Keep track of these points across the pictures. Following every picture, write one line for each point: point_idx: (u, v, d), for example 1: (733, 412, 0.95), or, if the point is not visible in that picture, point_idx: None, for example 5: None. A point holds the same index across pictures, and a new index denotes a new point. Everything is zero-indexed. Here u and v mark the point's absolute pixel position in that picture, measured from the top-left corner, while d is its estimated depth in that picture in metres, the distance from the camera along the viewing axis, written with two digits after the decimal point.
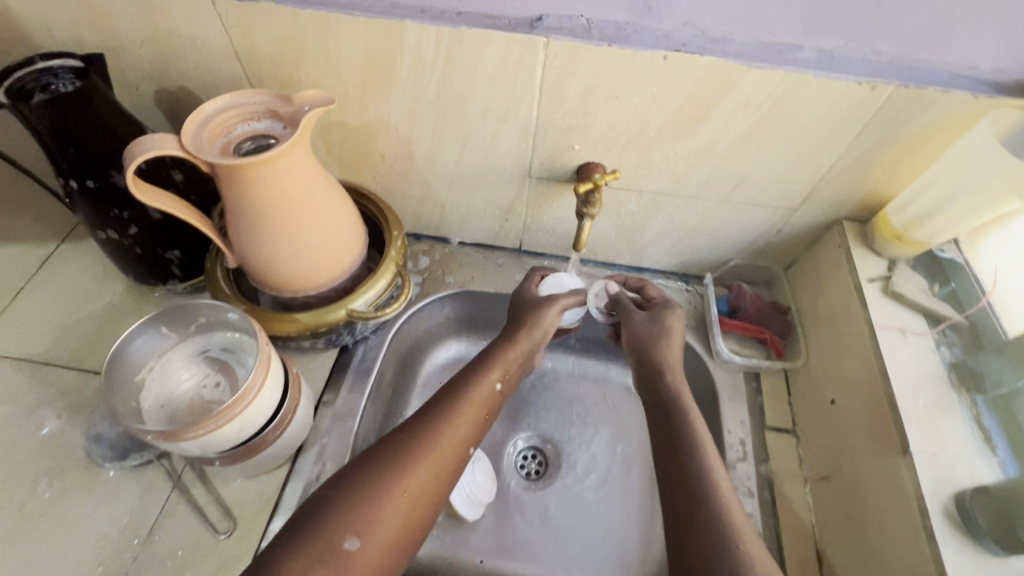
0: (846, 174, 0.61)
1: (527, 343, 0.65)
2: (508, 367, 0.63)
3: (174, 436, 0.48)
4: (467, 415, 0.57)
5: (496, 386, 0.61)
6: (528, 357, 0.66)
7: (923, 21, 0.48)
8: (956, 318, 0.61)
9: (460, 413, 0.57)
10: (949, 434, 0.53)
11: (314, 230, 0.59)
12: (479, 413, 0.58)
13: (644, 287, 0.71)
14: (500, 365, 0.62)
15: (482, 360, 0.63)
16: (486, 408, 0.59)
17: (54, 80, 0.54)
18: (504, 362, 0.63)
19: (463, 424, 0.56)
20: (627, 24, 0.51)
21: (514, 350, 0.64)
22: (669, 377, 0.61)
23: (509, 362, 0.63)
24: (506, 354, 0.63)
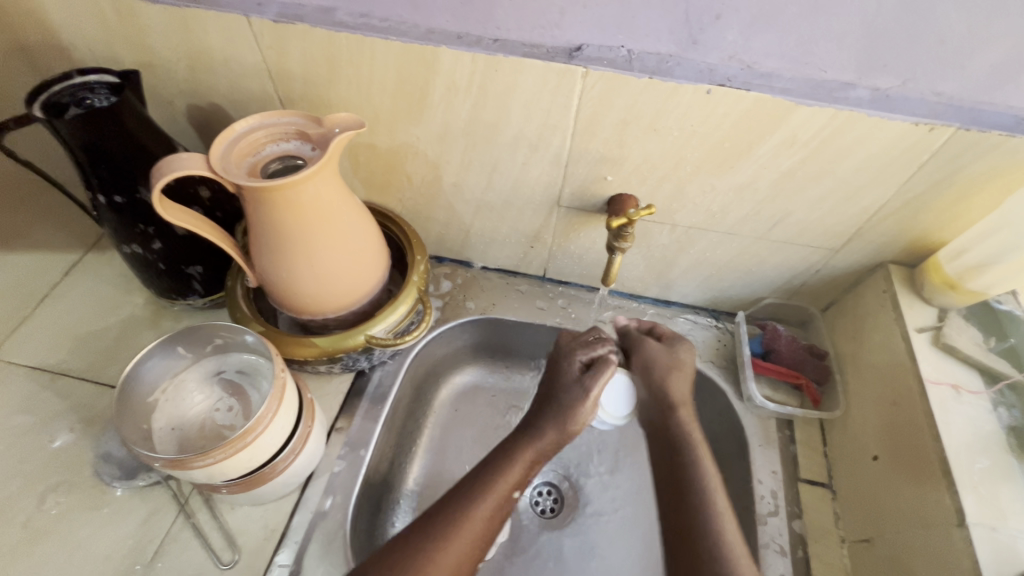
0: (895, 216, 0.58)
1: (551, 444, 0.58)
2: (521, 473, 0.56)
3: (183, 465, 0.46)
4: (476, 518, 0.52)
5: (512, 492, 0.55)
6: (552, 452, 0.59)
7: (988, 64, 0.45)
8: (1015, 377, 0.57)
9: (467, 517, 0.52)
10: (1010, 507, 0.49)
11: (347, 260, 0.59)
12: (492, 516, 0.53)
13: (655, 322, 0.68)
14: (514, 473, 0.56)
15: (501, 462, 0.57)
16: (499, 513, 0.54)
17: (90, 95, 0.55)
18: (513, 472, 0.56)
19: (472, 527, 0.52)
20: (670, 56, 0.49)
21: (532, 450, 0.58)
22: (681, 417, 0.57)
23: (524, 465, 0.57)
24: (525, 455, 0.57)
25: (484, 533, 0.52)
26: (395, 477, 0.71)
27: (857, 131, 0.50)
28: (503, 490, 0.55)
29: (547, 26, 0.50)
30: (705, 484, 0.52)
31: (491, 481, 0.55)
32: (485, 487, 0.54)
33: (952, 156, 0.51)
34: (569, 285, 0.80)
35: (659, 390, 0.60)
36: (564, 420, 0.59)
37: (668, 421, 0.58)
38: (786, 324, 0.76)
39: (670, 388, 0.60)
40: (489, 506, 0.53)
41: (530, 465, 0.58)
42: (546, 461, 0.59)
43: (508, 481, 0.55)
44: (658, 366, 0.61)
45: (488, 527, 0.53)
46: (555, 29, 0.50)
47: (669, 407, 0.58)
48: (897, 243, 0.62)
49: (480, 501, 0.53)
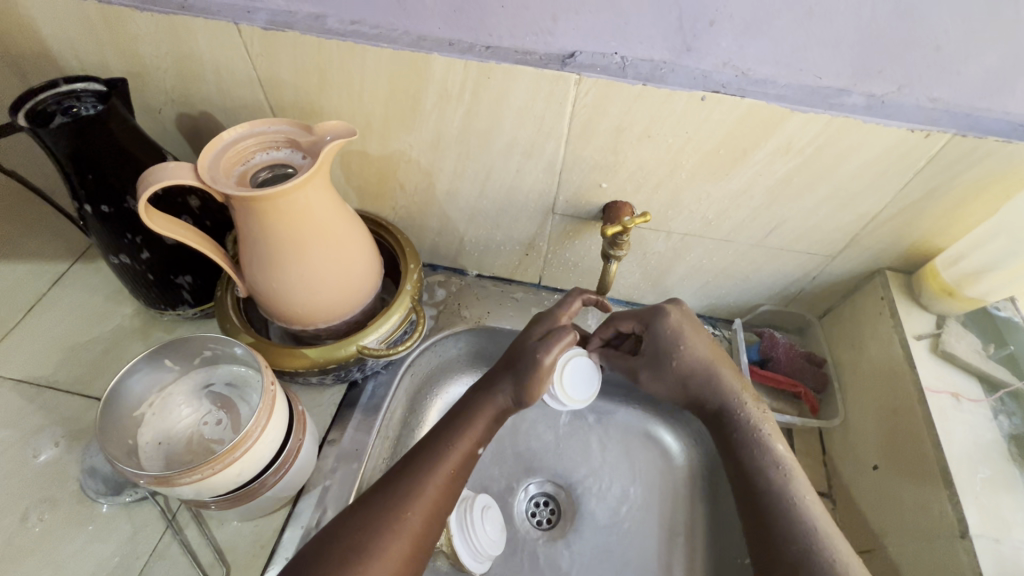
0: (891, 223, 0.58)
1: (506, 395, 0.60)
2: (477, 436, 0.58)
3: (169, 482, 0.45)
4: (441, 475, 0.54)
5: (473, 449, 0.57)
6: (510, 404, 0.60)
7: (983, 70, 0.45)
8: (1014, 385, 0.57)
9: (427, 477, 0.53)
10: (1013, 517, 0.48)
11: (338, 267, 0.57)
12: (453, 475, 0.55)
13: (614, 325, 0.66)
14: (468, 436, 0.57)
15: (461, 419, 0.58)
16: (458, 473, 0.55)
17: (76, 103, 0.54)
18: (471, 433, 0.57)
19: (436, 482, 0.53)
20: (664, 63, 0.49)
21: (489, 409, 0.59)
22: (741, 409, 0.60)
23: (482, 425, 0.58)
24: (484, 414, 0.59)
25: (447, 490, 0.54)
26: None
27: (852, 138, 0.50)
28: (461, 449, 0.56)
29: (540, 33, 0.49)
30: (782, 489, 0.55)
31: (452, 441, 0.56)
32: (443, 449, 0.56)
33: (948, 162, 0.51)
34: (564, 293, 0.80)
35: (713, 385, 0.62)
36: (522, 387, 0.59)
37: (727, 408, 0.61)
38: (783, 331, 0.76)
39: (722, 382, 0.61)
40: (452, 462, 0.55)
41: (487, 428, 0.59)
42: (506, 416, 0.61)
43: (468, 440, 0.57)
44: (687, 369, 0.62)
45: (450, 482, 0.54)
46: (548, 36, 0.49)
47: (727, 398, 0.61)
48: (894, 250, 0.61)
49: (440, 463, 0.55)
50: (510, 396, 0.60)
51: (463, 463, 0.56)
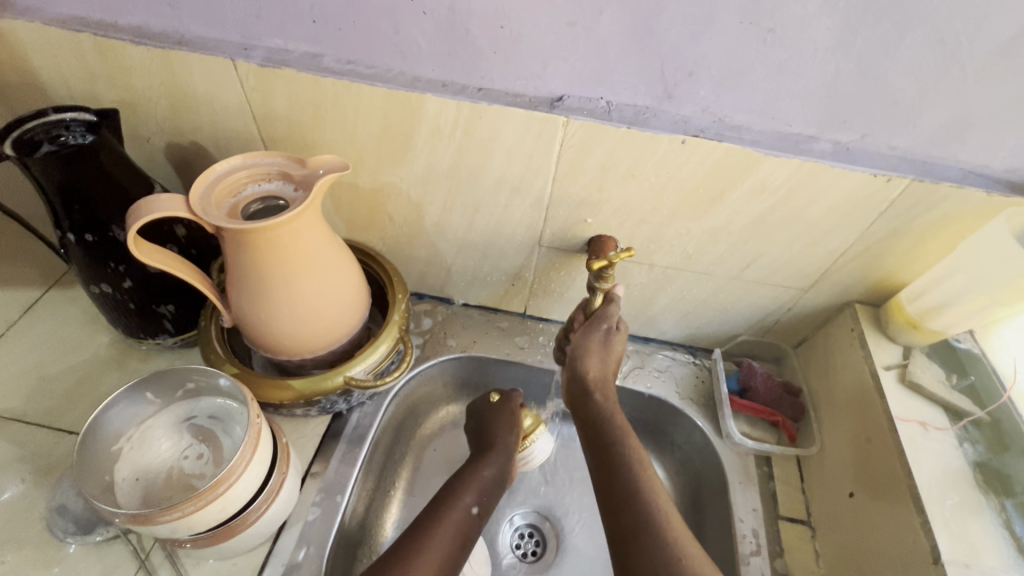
0: (859, 260, 0.62)
1: (475, 499, 0.58)
2: (462, 529, 0.55)
3: (148, 520, 0.44)
4: (452, 514, 0.55)
5: (473, 508, 0.57)
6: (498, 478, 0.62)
7: (937, 123, 0.49)
8: (978, 414, 0.59)
9: (415, 564, 0.49)
10: (980, 544, 0.50)
11: (324, 323, 0.59)
12: (458, 534, 0.54)
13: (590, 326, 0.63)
14: (451, 521, 0.55)
15: (457, 480, 0.60)
16: (463, 532, 0.55)
17: (64, 132, 0.53)
18: (455, 522, 0.55)
19: (450, 521, 0.55)
20: (646, 108, 0.52)
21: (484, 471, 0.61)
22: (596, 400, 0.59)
23: (481, 483, 0.60)
24: (480, 477, 0.61)
25: (461, 534, 0.54)
26: (372, 523, 0.68)
27: (822, 181, 0.53)
28: (430, 558, 0.50)
29: (530, 78, 0.51)
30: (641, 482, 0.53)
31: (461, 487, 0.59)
32: (451, 496, 0.58)
33: (909, 205, 0.54)
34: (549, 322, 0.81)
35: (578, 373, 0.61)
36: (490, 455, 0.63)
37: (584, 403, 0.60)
38: (760, 360, 0.78)
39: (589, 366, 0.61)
40: (461, 508, 0.56)
41: (468, 519, 0.56)
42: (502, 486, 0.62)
43: (469, 495, 0.58)
44: (599, 380, 0.61)
45: (466, 523, 0.55)
46: (538, 81, 0.52)
47: (585, 389, 0.60)
48: (862, 284, 0.65)
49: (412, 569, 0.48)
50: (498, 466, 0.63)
51: (467, 524, 0.56)
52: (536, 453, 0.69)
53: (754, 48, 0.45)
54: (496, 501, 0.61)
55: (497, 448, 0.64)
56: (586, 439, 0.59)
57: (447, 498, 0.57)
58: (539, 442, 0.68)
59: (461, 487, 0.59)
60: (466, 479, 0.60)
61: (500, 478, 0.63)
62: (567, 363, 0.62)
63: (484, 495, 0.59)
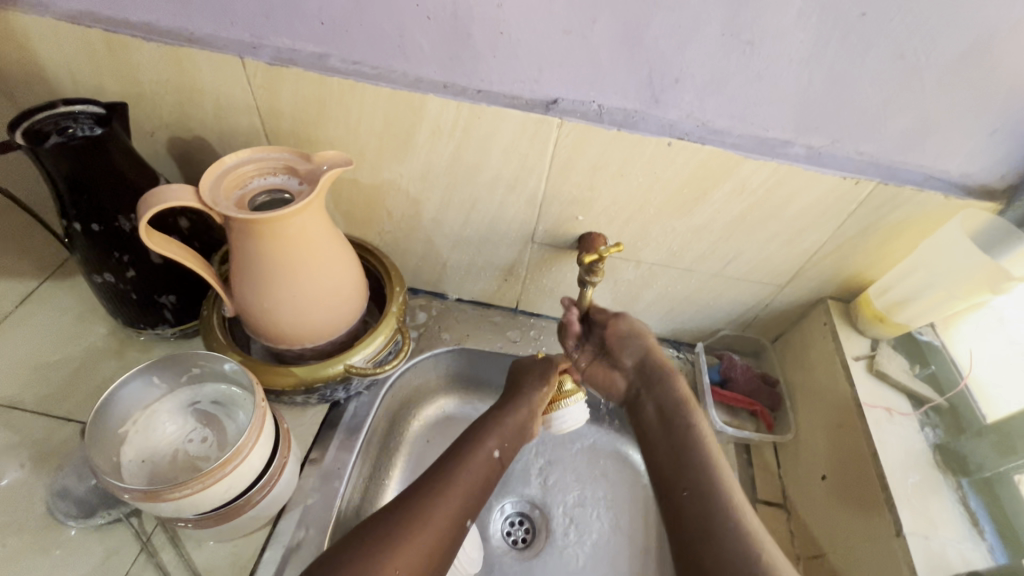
0: (831, 258, 0.66)
1: (498, 443, 0.60)
2: (483, 473, 0.58)
3: (159, 496, 0.46)
4: (477, 460, 0.58)
5: (494, 454, 0.59)
6: (523, 430, 0.63)
7: (899, 130, 0.53)
8: (937, 401, 0.64)
9: (440, 503, 0.53)
10: (939, 518, 0.55)
11: (325, 313, 0.61)
12: (480, 479, 0.57)
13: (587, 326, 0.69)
14: (473, 466, 0.57)
15: (481, 427, 0.62)
16: (484, 477, 0.58)
17: (72, 123, 0.55)
18: (477, 466, 0.58)
19: (474, 467, 0.57)
20: (635, 112, 0.55)
21: (509, 423, 0.62)
22: (655, 392, 0.64)
23: (506, 430, 0.61)
24: (505, 425, 0.62)
25: (482, 479, 0.57)
26: (367, 510, 0.70)
27: (797, 182, 0.57)
28: (456, 497, 0.54)
29: (527, 81, 0.55)
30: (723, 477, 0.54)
31: (484, 433, 0.61)
32: (475, 443, 0.59)
33: (875, 206, 0.59)
34: (540, 317, 0.84)
35: (648, 367, 0.65)
36: (524, 405, 0.64)
37: (642, 403, 0.64)
38: (740, 354, 0.82)
39: (654, 360, 0.65)
40: (486, 453, 0.59)
41: (489, 464, 0.59)
42: (524, 436, 0.63)
43: (491, 444, 0.60)
44: (647, 377, 0.65)
45: (489, 471, 0.58)
46: (534, 84, 0.55)
47: (653, 381, 0.64)
48: (834, 281, 0.69)
49: (439, 508, 0.52)
50: (525, 416, 0.63)
51: (489, 470, 0.58)
52: (563, 420, 0.65)
53: (735, 58, 0.49)
54: (519, 446, 0.63)
55: (529, 398, 0.64)
56: (645, 437, 0.62)
57: (469, 445, 0.59)
58: (571, 408, 0.65)
59: (484, 432, 0.61)
60: (490, 425, 0.61)
61: (527, 425, 0.63)
62: (613, 375, 0.68)
63: (507, 441, 0.61)
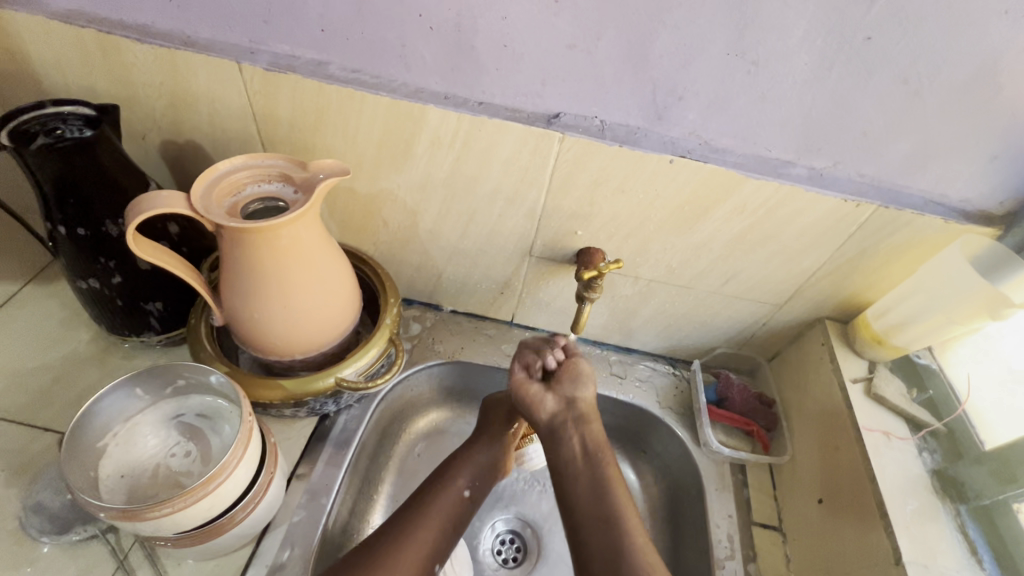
0: (830, 278, 0.65)
1: (468, 482, 0.62)
2: (454, 512, 0.59)
3: (136, 516, 0.44)
4: (446, 497, 0.60)
5: (464, 491, 0.61)
6: (494, 468, 0.65)
7: (901, 154, 0.53)
8: (934, 425, 0.63)
9: (412, 538, 0.55)
10: (938, 547, 0.54)
11: (315, 326, 0.60)
12: (449, 517, 0.59)
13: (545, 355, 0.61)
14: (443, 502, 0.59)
15: (451, 463, 0.64)
16: (454, 514, 0.59)
17: (60, 125, 0.54)
18: (449, 506, 0.59)
19: (444, 504, 0.59)
20: (638, 128, 0.55)
21: (478, 461, 0.64)
22: (574, 430, 0.56)
23: (476, 467, 0.63)
24: (474, 461, 0.64)
25: (452, 515, 0.59)
26: (355, 526, 0.68)
27: (798, 203, 0.57)
28: (427, 532, 0.56)
29: (529, 95, 0.54)
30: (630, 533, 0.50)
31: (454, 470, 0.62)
32: (445, 480, 0.61)
33: (876, 228, 0.58)
34: (535, 331, 0.82)
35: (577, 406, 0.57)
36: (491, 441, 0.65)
37: (557, 440, 0.56)
38: (736, 372, 0.82)
39: (582, 399, 0.58)
40: (455, 490, 0.61)
41: (459, 501, 0.60)
42: (495, 473, 0.65)
43: (460, 482, 0.62)
44: (574, 413, 0.57)
45: (459, 506, 0.60)
46: (536, 98, 0.54)
47: (579, 417, 0.57)
48: (832, 302, 0.69)
49: (411, 541, 0.55)
50: (494, 453, 0.65)
51: (460, 507, 0.60)
52: (533, 456, 0.70)
53: (739, 78, 0.49)
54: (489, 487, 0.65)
55: (500, 435, 0.66)
56: (562, 475, 0.55)
57: (439, 482, 0.61)
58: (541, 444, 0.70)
59: (452, 470, 0.62)
60: (459, 461, 0.63)
61: (497, 464, 0.65)
62: (544, 392, 0.58)
63: (478, 481, 0.63)
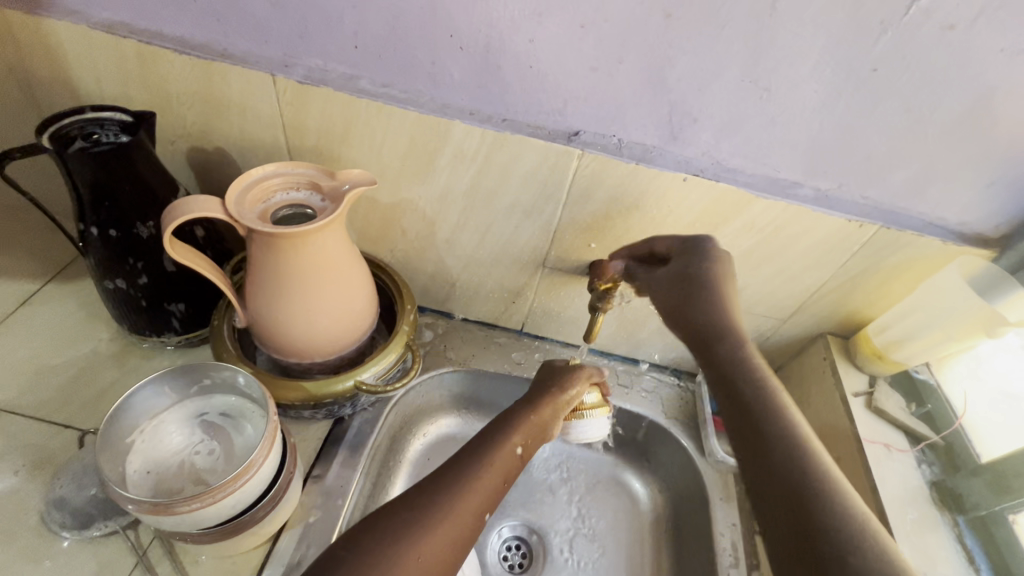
0: (832, 295, 0.68)
1: (522, 439, 0.57)
2: (506, 466, 0.55)
3: (165, 510, 0.45)
4: (501, 455, 0.55)
5: (517, 449, 0.56)
6: (545, 430, 0.61)
7: (903, 179, 0.56)
8: (932, 438, 0.66)
9: (463, 494, 0.50)
10: (936, 556, 0.57)
11: (344, 320, 0.61)
12: (500, 475, 0.54)
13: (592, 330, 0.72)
14: (497, 458, 0.54)
15: (504, 420, 0.59)
16: (505, 471, 0.54)
17: (99, 130, 0.56)
18: (502, 461, 0.54)
19: (498, 460, 0.54)
20: (653, 147, 0.57)
21: (533, 419, 0.60)
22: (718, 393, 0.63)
23: (530, 427, 0.59)
24: (528, 421, 0.59)
25: (504, 474, 0.54)
26: None
27: (803, 222, 0.60)
28: (479, 487, 0.51)
29: (551, 113, 0.57)
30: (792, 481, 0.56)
31: (507, 428, 0.58)
32: (497, 437, 0.56)
33: (877, 248, 0.61)
34: (544, 340, 0.84)
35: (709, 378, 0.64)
36: (546, 404, 0.62)
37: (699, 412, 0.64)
38: None
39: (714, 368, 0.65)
40: (509, 446, 0.56)
41: (512, 459, 0.56)
42: (545, 437, 0.61)
43: (516, 439, 0.57)
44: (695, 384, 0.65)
45: (512, 465, 0.55)
46: (558, 116, 0.57)
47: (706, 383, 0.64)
48: (833, 318, 0.71)
49: (460, 497, 0.50)
50: (550, 416, 0.62)
51: (513, 466, 0.55)
52: (583, 430, 0.67)
53: (752, 103, 0.52)
54: (538, 446, 0.60)
55: (555, 400, 0.63)
56: None
57: (492, 436, 0.56)
58: (592, 420, 0.66)
59: (507, 425, 0.58)
60: (512, 421, 0.59)
61: (548, 425, 0.61)
62: None
63: (531, 437, 0.59)
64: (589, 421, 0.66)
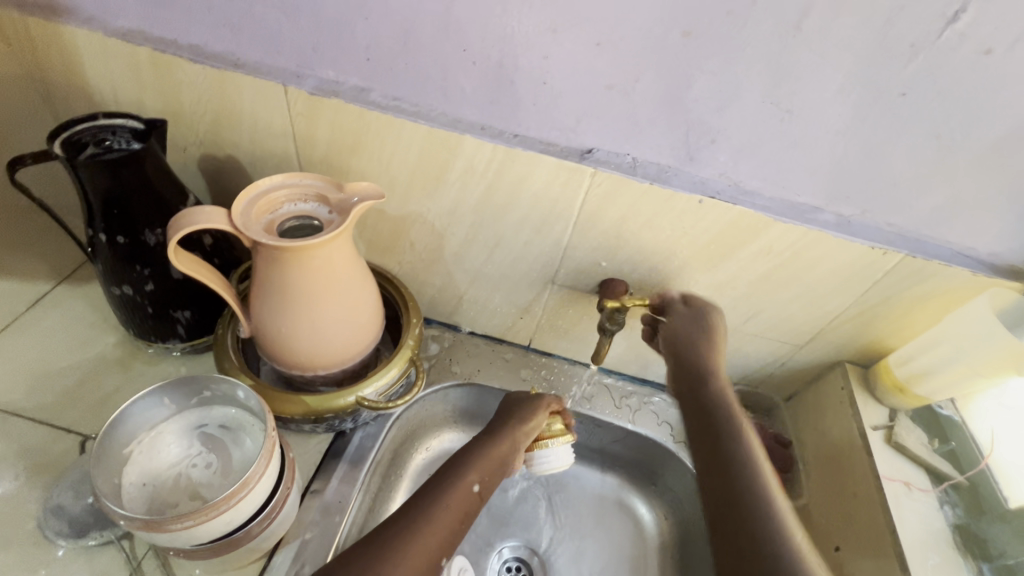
0: (852, 323, 0.65)
1: (478, 477, 0.57)
2: (462, 505, 0.54)
3: (157, 527, 0.44)
4: (456, 493, 0.54)
5: (473, 487, 0.56)
6: (503, 465, 0.60)
7: (930, 208, 0.54)
8: (956, 478, 0.63)
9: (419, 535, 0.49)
10: None
11: (347, 336, 0.60)
12: (457, 514, 0.53)
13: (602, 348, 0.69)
14: (454, 497, 0.54)
15: (462, 457, 0.58)
16: (463, 510, 0.54)
17: (110, 136, 0.56)
18: (457, 500, 0.54)
19: (454, 497, 0.54)
20: (669, 167, 0.56)
21: (489, 454, 0.59)
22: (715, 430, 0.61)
23: (487, 462, 0.59)
24: (484, 456, 0.59)
25: (460, 512, 0.54)
26: None
27: (824, 248, 0.57)
28: (434, 529, 0.51)
29: (564, 130, 0.55)
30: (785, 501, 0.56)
31: (465, 465, 0.57)
32: (453, 474, 0.56)
33: (901, 276, 0.59)
34: (552, 357, 0.82)
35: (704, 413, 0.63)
36: (501, 438, 0.61)
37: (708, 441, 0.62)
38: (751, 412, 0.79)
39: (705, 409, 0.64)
40: (465, 483, 0.55)
41: (468, 496, 0.55)
42: (506, 469, 0.60)
43: (471, 474, 0.57)
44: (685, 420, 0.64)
45: (468, 501, 0.55)
46: (571, 133, 0.55)
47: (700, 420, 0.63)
48: (853, 346, 0.68)
49: (414, 540, 0.49)
50: (508, 448, 0.61)
51: (469, 503, 0.55)
52: (546, 460, 0.64)
53: (773, 125, 0.50)
54: (498, 482, 0.60)
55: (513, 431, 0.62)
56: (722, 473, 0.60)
57: (450, 474, 0.56)
58: (555, 449, 0.64)
59: (464, 462, 0.58)
60: (469, 457, 0.58)
61: (507, 460, 0.61)
62: None
63: (489, 474, 0.58)
64: (551, 450, 0.64)
